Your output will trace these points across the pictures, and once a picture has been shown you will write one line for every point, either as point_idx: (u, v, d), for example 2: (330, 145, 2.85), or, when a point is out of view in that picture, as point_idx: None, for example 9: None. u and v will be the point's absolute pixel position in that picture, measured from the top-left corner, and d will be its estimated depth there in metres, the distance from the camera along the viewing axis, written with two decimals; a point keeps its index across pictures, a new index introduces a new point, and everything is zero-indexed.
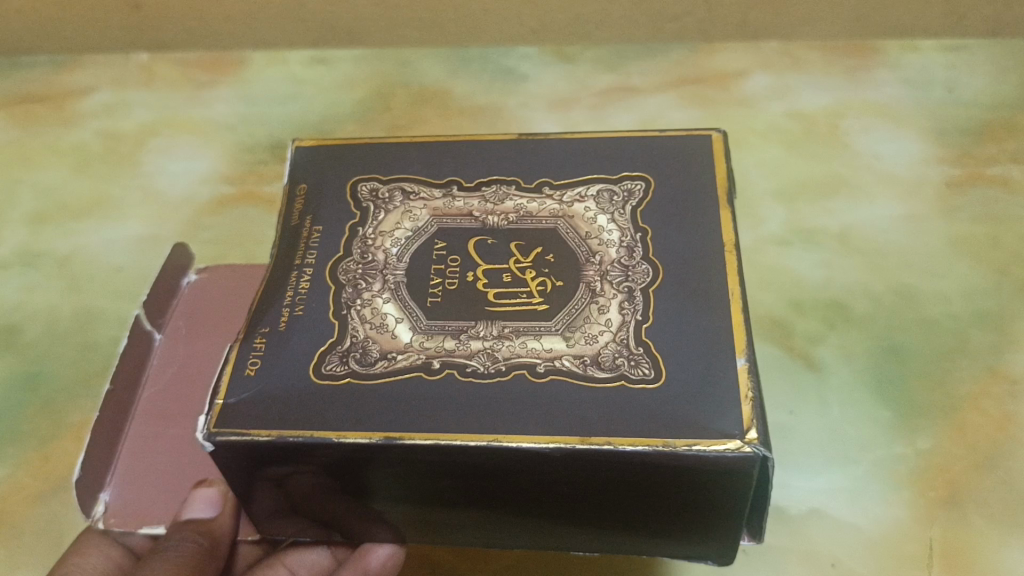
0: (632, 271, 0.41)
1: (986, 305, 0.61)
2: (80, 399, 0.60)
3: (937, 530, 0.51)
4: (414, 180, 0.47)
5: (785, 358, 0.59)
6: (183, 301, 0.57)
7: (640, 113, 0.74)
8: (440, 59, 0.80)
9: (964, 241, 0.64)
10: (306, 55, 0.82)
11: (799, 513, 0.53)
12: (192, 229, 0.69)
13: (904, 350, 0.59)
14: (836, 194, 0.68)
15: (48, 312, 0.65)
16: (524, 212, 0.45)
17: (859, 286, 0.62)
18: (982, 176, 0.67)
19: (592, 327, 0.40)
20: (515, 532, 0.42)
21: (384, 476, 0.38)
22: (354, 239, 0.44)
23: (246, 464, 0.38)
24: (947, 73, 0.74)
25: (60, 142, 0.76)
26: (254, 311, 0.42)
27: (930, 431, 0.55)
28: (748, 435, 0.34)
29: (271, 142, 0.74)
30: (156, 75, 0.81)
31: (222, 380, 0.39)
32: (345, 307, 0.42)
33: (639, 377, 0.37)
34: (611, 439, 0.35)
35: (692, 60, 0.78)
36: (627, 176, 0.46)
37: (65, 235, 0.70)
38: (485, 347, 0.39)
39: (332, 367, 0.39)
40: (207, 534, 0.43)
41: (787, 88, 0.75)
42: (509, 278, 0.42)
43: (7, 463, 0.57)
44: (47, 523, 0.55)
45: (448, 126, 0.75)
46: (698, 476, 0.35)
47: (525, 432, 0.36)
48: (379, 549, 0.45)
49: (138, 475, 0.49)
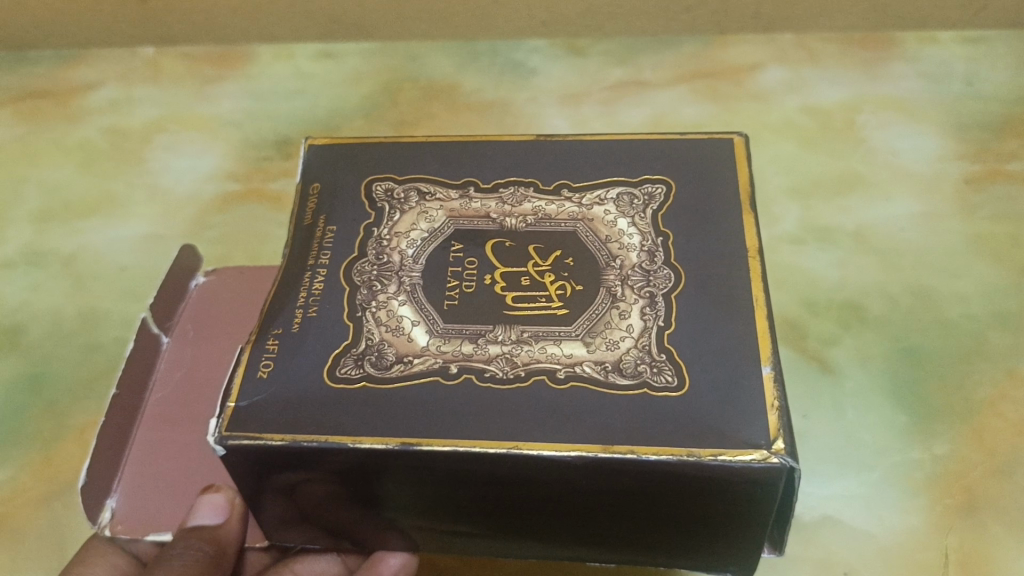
0: (654, 276, 0.40)
1: (1005, 306, 0.59)
2: (84, 401, 0.59)
3: (955, 538, 0.50)
4: (430, 180, 0.46)
5: (801, 361, 0.58)
6: (190, 304, 0.57)
7: (654, 109, 0.73)
8: (449, 53, 0.79)
9: (982, 239, 0.63)
10: (314, 49, 0.80)
11: (813, 519, 0.52)
12: (197, 227, 0.68)
13: (922, 352, 0.58)
14: (853, 191, 0.67)
15: (51, 312, 0.64)
16: (542, 214, 0.43)
17: (875, 286, 0.61)
18: (1001, 172, 0.66)
19: (613, 332, 0.39)
20: (531, 543, 0.41)
21: (399, 484, 0.37)
22: (368, 240, 0.43)
23: (256, 469, 0.37)
24: (967, 67, 0.73)
25: (65, 138, 0.75)
26: (266, 311, 0.41)
27: (948, 435, 0.54)
28: (776, 445, 0.34)
29: (277, 138, 0.73)
30: (161, 70, 0.80)
31: (233, 382, 0.38)
32: (359, 310, 0.41)
33: (662, 384, 0.36)
34: (634, 447, 0.34)
35: (706, 54, 0.77)
36: (648, 178, 0.45)
37: (69, 233, 0.69)
38: (504, 351, 0.38)
39: (346, 370, 0.38)
40: (213, 543, 0.42)
41: (803, 82, 0.74)
42: (527, 282, 0.40)
43: (10, 466, 0.57)
44: (48, 528, 0.54)
45: (456, 122, 0.74)
46: (724, 487, 0.34)
47: (545, 440, 0.35)
48: (390, 558, 0.45)
49: (144, 481, 0.48)
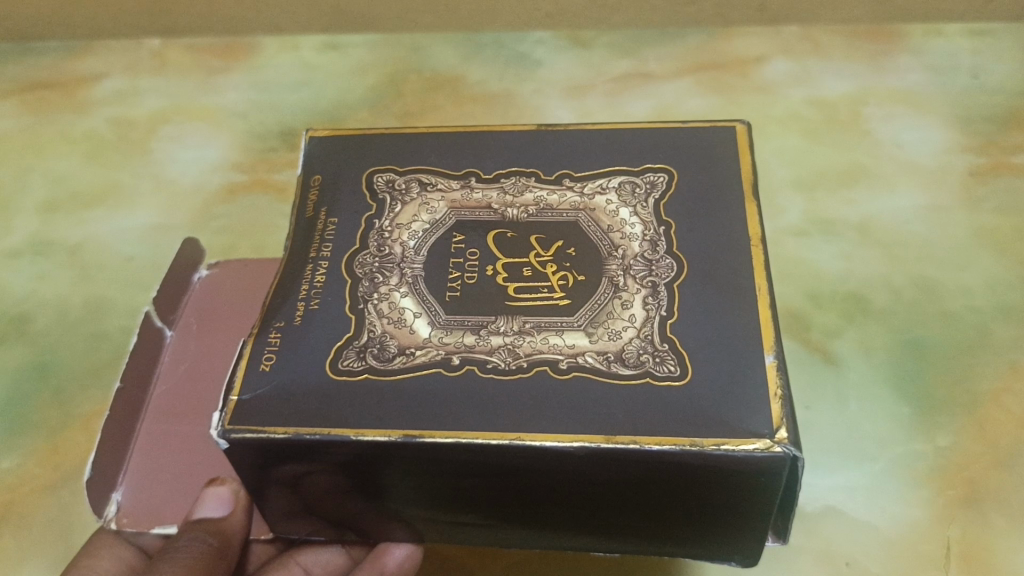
0: (656, 266, 0.40)
1: (1009, 298, 0.59)
2: (89, 389, 0.60)
3: (956, 530, 0.51)
4: (432, 171, 0.46)
5: (803, 352, 0.58)
6: (193, 298, 0.57)
7: (658, 100, 0.73)
8: (453, 45, 0.79)
9: (987, 232, 0.63)
10: (318, 40, 0.81)
11: (814, 510, 0.52)
12: (202, 218, 0.69)
13: (925, 344, 0.58)
14: (857, 183, 0.67)
15: (57, 302, 0.64)
16: (544, 204, 0.44)
17: (879, 279, 0.61)
18: (1007, 165, 0.66)
19: (615, 323, 0.39)
20: (535, 533, 0.41)
21: (402, 474, 0.37)
22: (370, 231, 0.44)
23: (260, 460, 0.37)
24: (972, 59, 0.73)
25: (71, 129, 0.76)
26: (268, 304, 0.41)
27: (951, 428, 0.54)
28: (778, 434, 0.34)
29: (283, 129, 0.73)
30: (167, 61, 0.80)
31: (237, 374, 0.38)
32: (362, 301, 0.41)
33: (664, 374, 0.37)
34: (637, 438, 0.34)
35: (711, 46, 0.76)
36: (649, 168, 0.45)
37: (76, 223, 0.69)
38: (506, 342, 0.38)
39: (349, 361, 0.39)
40: (218, 535, 0.43)
41: (808, 74, 0.74)
42: (529, 273, 0.41)
43: (16, 453, 0.57)
44: (54, 515, 0.55)
45: (460, 114, 0.74)
46: (725, 476, 0.35)
47: (548, 431, 0.35)
48: (396, 550, 0.46)
49: (149, 474, 0.49)
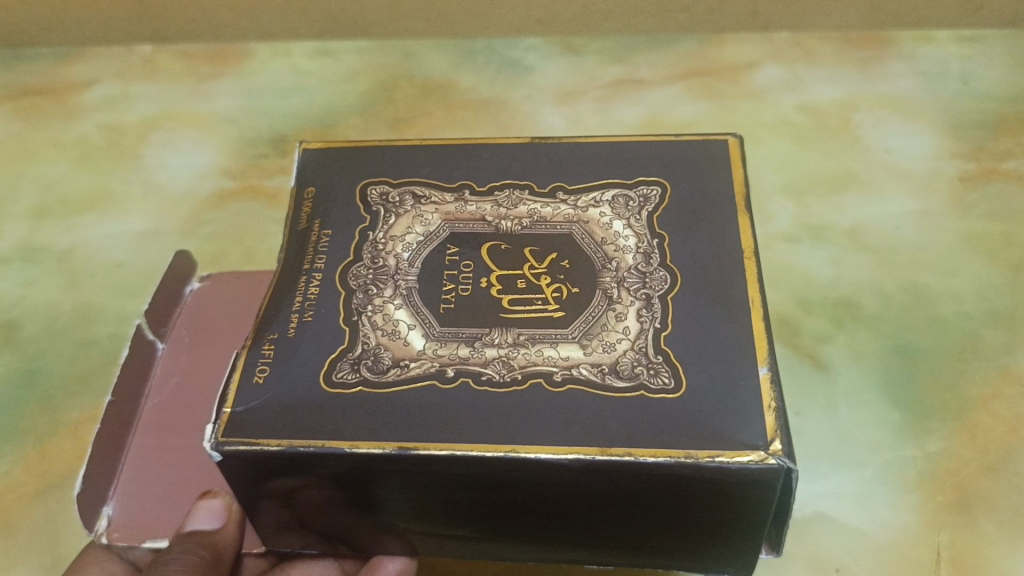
0: (650, 278, 0.40)
1: (998, 304, 0.60)
2: (77, 396, 0.59)
3: (946, 536, 0.51)
4: (425, 183, 0.46)
5: (794, 358, 0.58)
6: (185, 310, 0.57)
7: (650, 107, 0.73)
8: (445, 51, 0.79)
9: (977, 237, 0.63)
10: (311, 46, 0.80)
11: (804, 516, 0.52)
12: (191, 224, 0.68)
13: (916, 350, 0.58)
14: (847, 189, 0.67)
15: (45, 308, 0.64)
16: (537, 216, 0.44)
17: (870, 285, 0.61)
18: (997, 171, 0.66)
19: (609, 335, 0.39)
20: (529, 546, 0.41)
21: (396, 487, 0.37)
22: (364, 243, 0.43)
23: (252, 473, 0.37)
24: (962, 65, 0.73)
25: (61, 134, 0.75)
26: (262, 316, 0.41)
27: (941, 433, 0.54)
28: (773, 446, 0.34)
29: (273, 135, 0.73)
30: (158, 67, 0.79)
31: (229, 389, 0.38)
32: (356, 313, 0.41)
33: (659, 386, 0.37)
34: (632, 450, 0.34)
35: (702, 52, 0.77)
36: (643, 180, 0.45)
37: (65, 229, 0.69)
38: (500, 355, 0.38)
39: (343, 374, 0.38)
40: (209, 547, 0.43)
41: (798, 81, 0.74)
42: (523, 285, 0.41)
43: (4, 461, 0.56)
44: (41, 523, 0.54)
45: (451, 120, 0.73)
46: (721, 487, 0.34)
47: (543, 443, 0.35)
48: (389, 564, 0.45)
49: (141, 487, 0.48)
